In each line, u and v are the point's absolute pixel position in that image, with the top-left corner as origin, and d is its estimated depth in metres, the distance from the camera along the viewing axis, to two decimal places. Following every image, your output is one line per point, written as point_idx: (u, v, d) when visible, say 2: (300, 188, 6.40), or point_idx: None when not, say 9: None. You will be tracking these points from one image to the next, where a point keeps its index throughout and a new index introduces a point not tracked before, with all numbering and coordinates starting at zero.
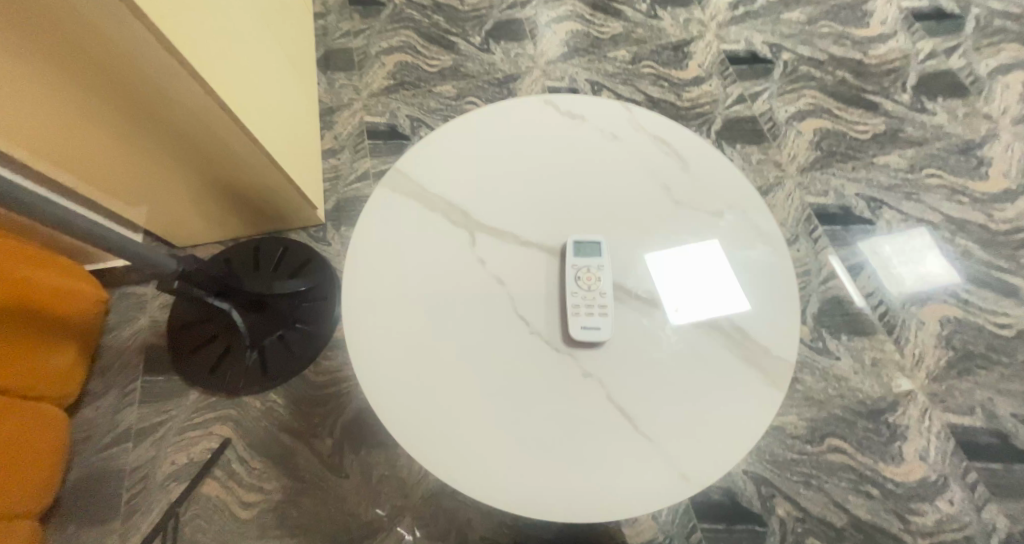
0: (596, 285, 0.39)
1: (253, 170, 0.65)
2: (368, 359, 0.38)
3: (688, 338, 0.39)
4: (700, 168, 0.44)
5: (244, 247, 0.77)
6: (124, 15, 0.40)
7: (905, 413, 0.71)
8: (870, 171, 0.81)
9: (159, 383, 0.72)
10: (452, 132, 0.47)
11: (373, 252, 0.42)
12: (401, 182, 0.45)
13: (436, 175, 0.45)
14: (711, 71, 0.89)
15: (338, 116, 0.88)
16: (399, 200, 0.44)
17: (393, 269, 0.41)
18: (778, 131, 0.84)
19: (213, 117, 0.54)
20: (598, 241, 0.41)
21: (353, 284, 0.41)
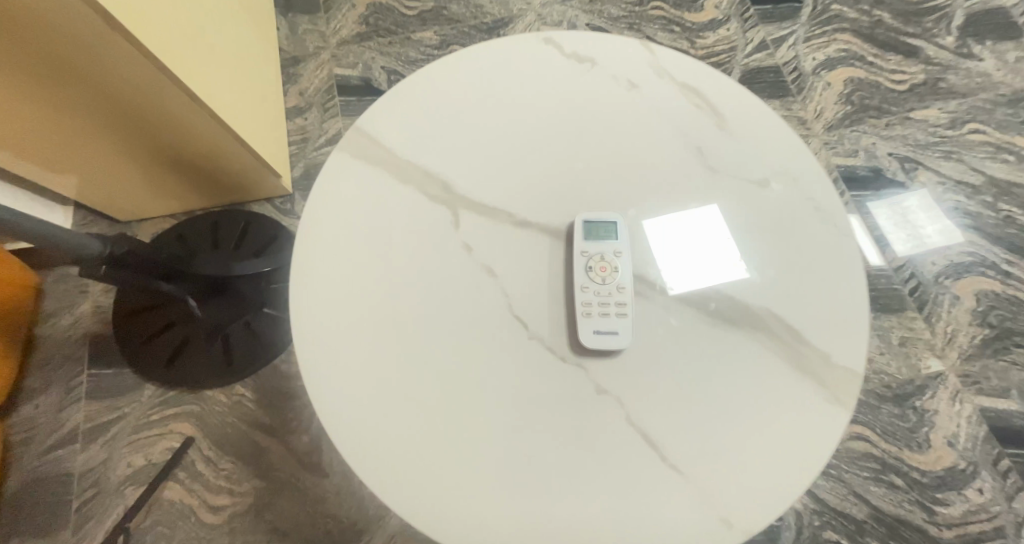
0: (612, 278, 0.31)
1: (202, 134, 0.55)
2: (324, 373, 0.30)
3: (728, 342, 0.31)
4: (740, 126, 0.36)
5: (201, 223, 0.68)
6: None
7: (934, 397, 0.64)
8: (906, 126, 0.72)
9: (109, 376, 0.64)
10: (429, 83, 0.38)
11: (329, 237, 0.33)
12: (365, 147, 0.35)
13: (410, 137, 0.36)
14: (729, 14, 0.78)
15: (304, 68, 0.77)
16: (362, 171, 0.35)
17: (356, 256, 0.33)
18: (804, 82, 0.74)
19: (145, 74, 0.44)
20: (614, 221, 0.33)
21: (303, 277, 0.32)
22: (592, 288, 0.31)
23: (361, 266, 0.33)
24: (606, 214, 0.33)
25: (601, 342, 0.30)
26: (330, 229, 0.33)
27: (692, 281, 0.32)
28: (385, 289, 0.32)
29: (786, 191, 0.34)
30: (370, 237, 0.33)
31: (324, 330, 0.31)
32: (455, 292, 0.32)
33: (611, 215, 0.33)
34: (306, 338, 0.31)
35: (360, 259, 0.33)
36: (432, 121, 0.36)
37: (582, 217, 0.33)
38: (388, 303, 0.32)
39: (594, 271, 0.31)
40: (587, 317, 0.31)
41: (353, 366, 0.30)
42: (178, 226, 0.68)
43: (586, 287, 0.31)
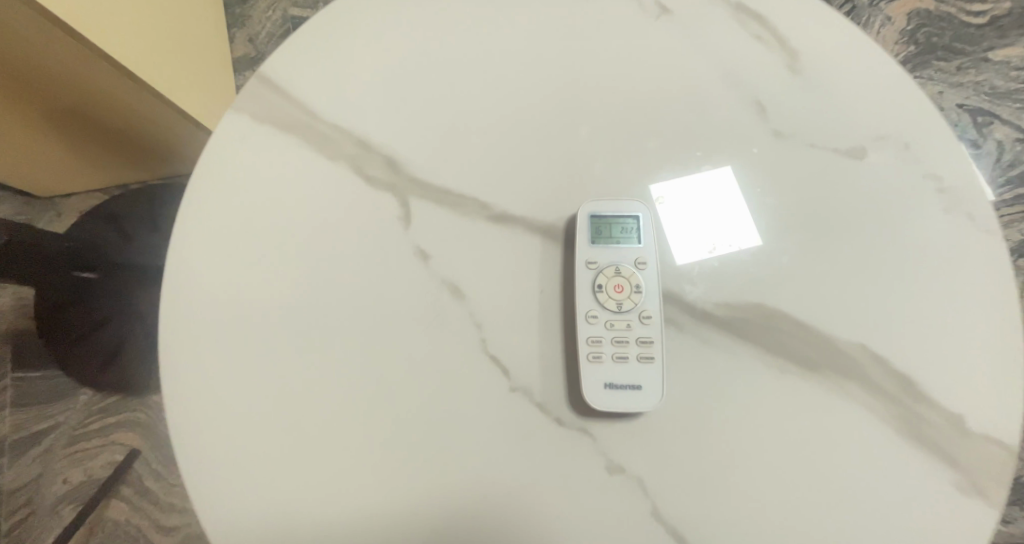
0: (632, 303, 0.21)
1: (122, 101, 0.43)
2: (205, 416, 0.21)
3: (801, 390, 0.21)
4: (822, 69, 0.24)
5: (136, 198, 0.57)
6: None
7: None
8: (981, 71, 0.59)
9: (37, 381, 0.55)
10: (369, 11, 0.26)
11: (219, 244, 0.23)
12: (273, 104, 0.24)
13: (339, 91, 0.25)
14: None
15: (253, 8, 0.64)
16: (268, 142, 0.24)
17: (260, 258, 0.23)
18: (858, 16, 0.61)
19: (17, 29, 0.32)
20: (635, 215, 0.23)
21: (181, 308, 0.22)
22: (602, 318, 0.21)
23: (266, 286, 0.22)
24: (623, 202, 0.23)
25: (616, 400, 0.20)
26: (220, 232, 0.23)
27: (751, 302, 0.22)
28: (302, 320, 0.22)
29: (892, 167, 0.23)
30: (280, 240, 0.23)
31: (212, 386, 0.21)
32: (403, 320, 0.22)
33: (631, 206, 0.23)
34: (185, 400, 0.21)
35: (266, 276, 0.23)
36: (372, 68, 0.25)
37: (589, 207, 0.23)
38: (306, 340, 0.22)
39: (604, 293, 0.21)
40: (594, 362, 0.21)
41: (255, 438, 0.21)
42: (109, 202, 0.57)
43: (594, 317, 0.21)
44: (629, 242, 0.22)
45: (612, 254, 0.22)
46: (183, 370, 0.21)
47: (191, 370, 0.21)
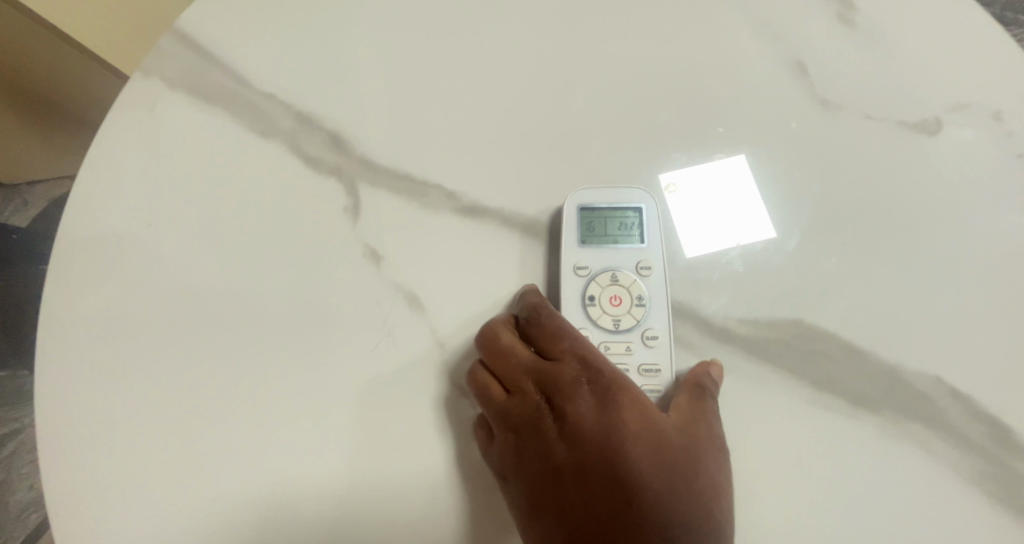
0: (632, 322, 0.17)
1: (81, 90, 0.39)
2: (100, 392, 0.17)
3: (859, 435, 0.16)
4: (882, 26, 0.19)
5: None
6: None
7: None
8: None
9: None
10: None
11: (82, 337, 0.17)
12: (195, 72, 0.20)
13: (277, 55, 0.20)
14: None
15: None
16: (186, 124, 0.19)
17: (179, 233, 0.18)
18: None
19: None
20: (636, 208, 0.18)
21: (86, 261, 0.18)
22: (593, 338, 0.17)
23: (177, 294, 0.18)
24: (622, 190, 0.18)
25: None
26: (88, 317, 0.17)
27: (792, 321, 0.17)
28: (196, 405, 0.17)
29: (971, 147, 0.18)
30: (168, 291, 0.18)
31: (107, 387, 0.17)
32: (324, 378, 0.17)
33: (632, 196, 0.18)
34: (71, 387, 0.17)
35: (157, 357, 0.17)
36: (319, 26, 0.21)
37: (577, 197, 0.18)
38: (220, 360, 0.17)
39: (597, 307, 0.17)
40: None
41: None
42: None
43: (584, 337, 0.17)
44: (630, 242, 0.18)
45: (608, 256, 0.17)
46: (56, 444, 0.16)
47: (78, 371, 0.17)
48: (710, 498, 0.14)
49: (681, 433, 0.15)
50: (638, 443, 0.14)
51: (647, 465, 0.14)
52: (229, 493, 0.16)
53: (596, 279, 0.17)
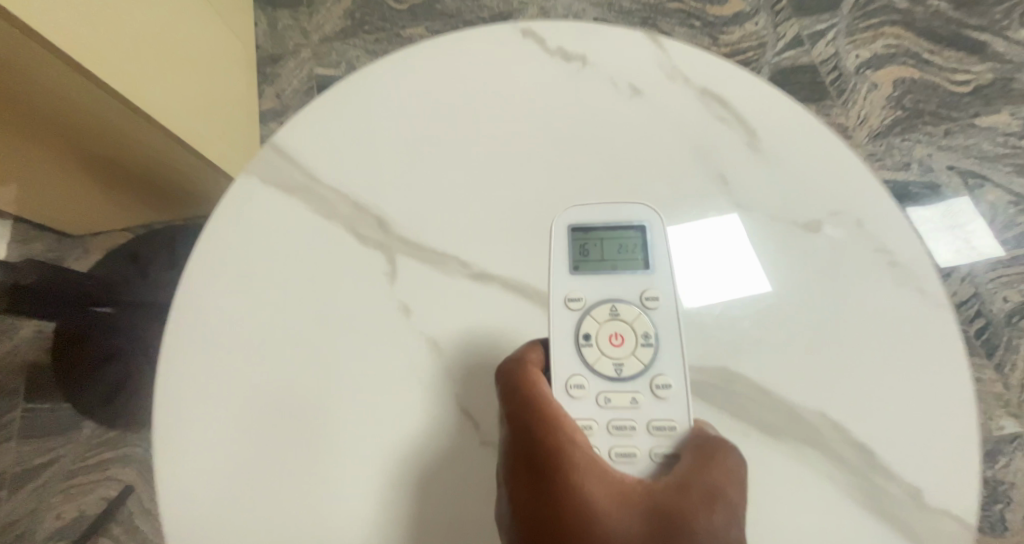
0: (641, 360, 0.21)
1: (158, 151, 0.47)
2: (203, 360, 0.24)
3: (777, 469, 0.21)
4: (782, 149, 0.26)
5: (155, 240, 0.59)
6: None
7: (1010, 466, 0.55)
8: (971, 136, 0.61)
9: (45, 414, 0.56)
10: (366, 84, 0.28)
11: (179, 372, 0.24)
12: (278, 167, 0.27)
13: (340, 157, 0.27)
14: (759, 5, 0.67)
15: (282, 67, 0.67)
16: (270, 207, 0.26)
17: (265, 277, 0.25)
18: (846, 84, 0.64)
19: (80, 93, 0.36)
20: (627, 241, 0.23)
21: (203, 275, 0.25)
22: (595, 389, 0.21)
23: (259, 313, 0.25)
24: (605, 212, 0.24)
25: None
26: (193, 326, 0.24)
27: (715, 367, 0.23)
28: (263, 410, 0.23)
29: (845, 241, 0.24)
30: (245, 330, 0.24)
31: (208, 358, 0.24)
32: (355, 392, 0.23)
33: (619, 219, 0.23)
34: (183, 354, 0.24)
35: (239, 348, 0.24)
36: (370, 136, 0.28)
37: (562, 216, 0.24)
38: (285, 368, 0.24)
39: (604, 342, 0.22)
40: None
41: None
42: (133, 243, 0.59)
43: (591, 381, 0.21)
44: (620, 259, 0.23)
45: (598, 281, 0.23)
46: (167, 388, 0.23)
47: (192, 344, 0.24)
48: None
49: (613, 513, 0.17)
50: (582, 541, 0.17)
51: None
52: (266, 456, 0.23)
53: (592, 310, 0.22)
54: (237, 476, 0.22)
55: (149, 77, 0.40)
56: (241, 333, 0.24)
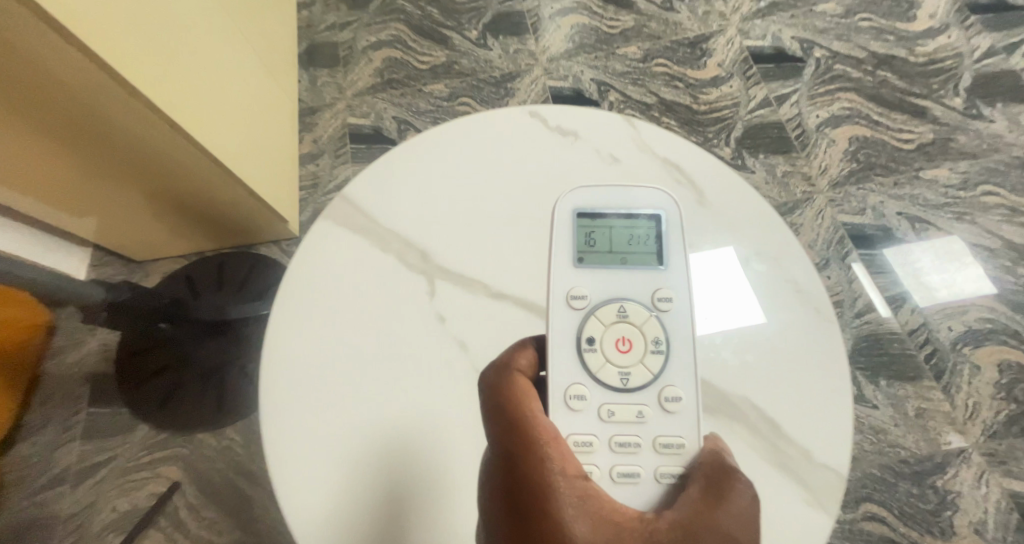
0: (646, 346, 0.27)
1: (215, 186, 0.57)
2: (311, 304, 0.33)
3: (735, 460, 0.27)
4: (723, 206, 0.35)
5: (207, 264, 0.68)
6: (43, 33, 0.32)
7: (957, 476, 0.62)
8: (916, 186, 0.71)
9: (107, 416, 0.64)
10: (410, 151, 0.37)
11: (283, 342, 0.32)
12: (347, 211, 0.36)
13: (392, 204, 0.36)
14: (733, 70, 0.78)
15: (320, 117, 0.77)
16: (342, 240, 0.35)
17: (353, 269, 0.34)
18: (808, 140, 0.74)
19: (161, 138, 0.46)
20: (634, 236, 0.29)
21: (319, 243, 0.35)
22: (598, 404, 0.27)
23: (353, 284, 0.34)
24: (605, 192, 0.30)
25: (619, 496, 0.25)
26: (309, 275, 0.34)
27: None
28: (344, 354, 0.32)
29: (768, 275, 0.33)
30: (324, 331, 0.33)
31: (314, 303, 0.33)
32: (406, 372, 0.32)
33: (632, 220, 0.29)
34: (299, 293, 0.34)
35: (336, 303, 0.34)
36: (414, 190, 0.37)
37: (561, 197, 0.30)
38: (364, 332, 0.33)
39: (616, 326, 0.28)
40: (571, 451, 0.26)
41: (346, 501, 0.29)
42: (189, 267, 0.68)
43: (605, 400, 0.27)
44: (629, 256, 0.29)
45: (609, 272, 0.29)
46: (283, 310, 0.33)
47: (305, 287, 0.34)
48: None
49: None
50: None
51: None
52: (338, 385, 0.32)
53: (602, 303, 0.28)
54: (314, 391, 0.31)
55: (219, 127, 0.51)
56: (340, 294, 0.34)
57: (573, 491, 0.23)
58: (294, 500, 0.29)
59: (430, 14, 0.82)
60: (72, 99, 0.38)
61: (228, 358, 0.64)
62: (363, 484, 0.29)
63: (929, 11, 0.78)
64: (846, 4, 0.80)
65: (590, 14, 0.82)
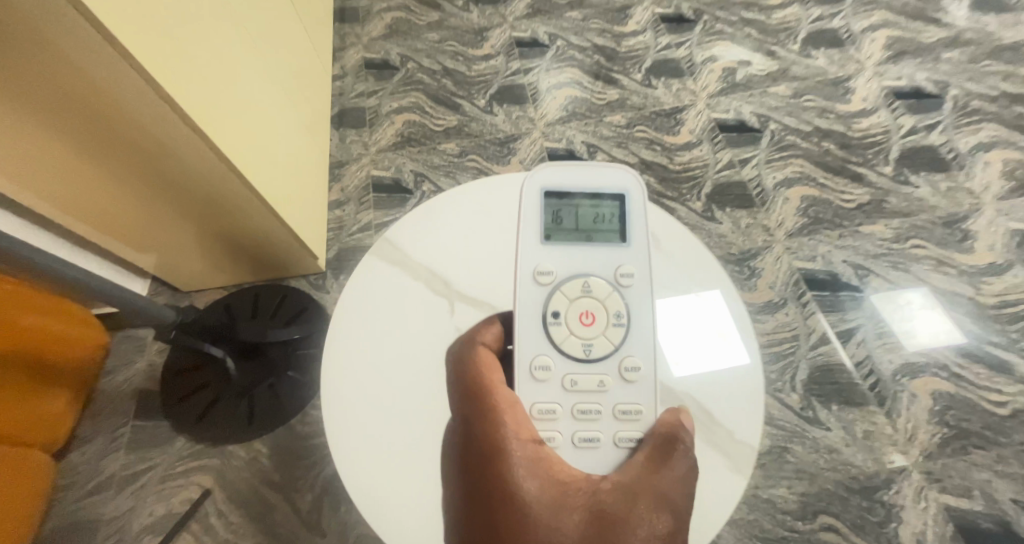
0: (605, 309, 0.39)
1: (255, 221, 0.66)
2: (366, 306, 0.48)
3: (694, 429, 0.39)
4: (670, 249, 0.48)
5: (245, 292, 0.76)
6: (138, 81, 0.42)
7: (900, 491, 0.70)
8: (857, 239, 0.84)
9: (150, 428, 0.72)
10: (437, 205, 0.53)
11: (343, 331, 0.47)
12: (390, 249, 0.51)
13: (423, 244, 0.51)
14: (702, 137, 0.93)
15: (347, 169, 0.89)
16: (388, 268, 0.50)
17: (396, 287, 0.49)
18: (767, 197, 0.88)
19: (214, 172, 0.56)
20: (599, 213, 0.41)
21: (375, 264, 0.50)
22: (562, 376, 0.38)
23: (396, 296, 0.49)
24: (573, 174, 0.41)
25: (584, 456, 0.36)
26: (366, 284, 0.49)
27: None
28: (384, 344, 0.47)
29: (711, 306, 0.45)
30: (355, 357, 0.46)
31: (368, 306, 0.48)
32: (424, 362, 0.46)
33: (596, 204, 0.41)
34: (359, 296, 0.49)
35: (383, 307, 0.48)
36: (439, 234, 0.51)
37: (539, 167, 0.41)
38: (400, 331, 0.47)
39: (582, 293, 0.39)
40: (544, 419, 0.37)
41: (395, 466, 0.42)
42: (230, 296, 0.76)
43: (562, 370, 0.38)
44: (595, 234, 0.41)
45: (575, 248, 0.40)
46: (347, 307, 0.48)
47: (363, 293, 0.49)
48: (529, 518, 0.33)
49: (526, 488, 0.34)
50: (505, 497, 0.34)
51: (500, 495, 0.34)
52: (377, 365, 0.46)
53: (571, 277, 0.39)
54: (361, 367, 0.46)
55: (260, 168, 0.61)
56: (385, 302, 0.49)
57: (526, 451, 0.36)
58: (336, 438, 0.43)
59: (445, 85, 0.96)
60: (149, 139, 0.50)
61: (260, 378, 0.71)
62: (383, 438, 0.43)
63: (861, 95, 0.95)
64: (794, 87, 0.96)
65: (582, 87, 0.96)
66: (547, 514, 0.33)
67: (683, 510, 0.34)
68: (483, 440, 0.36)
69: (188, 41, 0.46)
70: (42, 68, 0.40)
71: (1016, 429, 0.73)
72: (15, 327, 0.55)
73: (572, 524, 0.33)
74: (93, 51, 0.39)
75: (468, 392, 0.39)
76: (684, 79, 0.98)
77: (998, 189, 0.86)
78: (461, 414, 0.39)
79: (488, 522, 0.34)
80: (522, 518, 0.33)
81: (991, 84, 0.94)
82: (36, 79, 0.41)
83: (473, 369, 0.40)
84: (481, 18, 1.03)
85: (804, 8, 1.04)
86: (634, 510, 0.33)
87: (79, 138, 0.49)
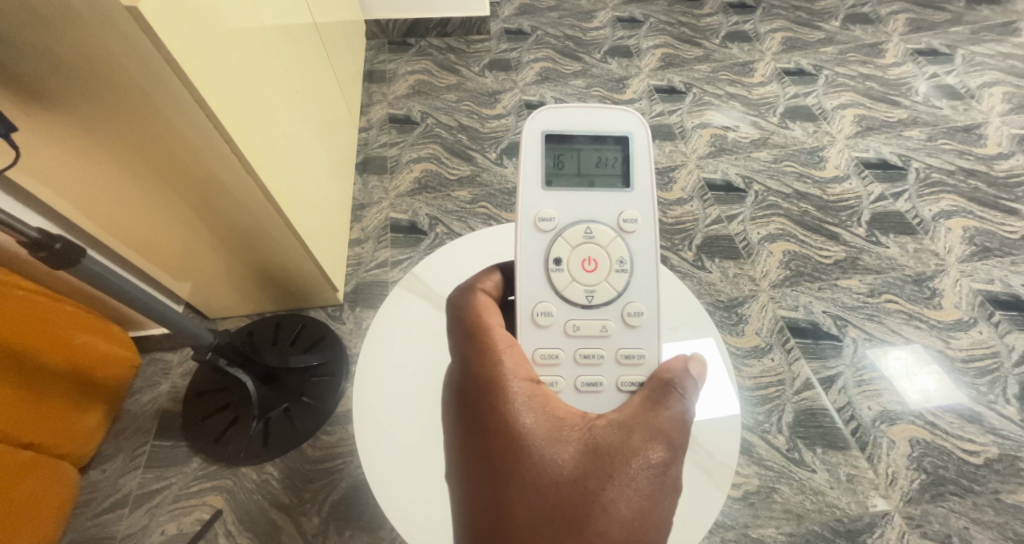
0: (609, 251, 0.46)
1: (287, 253, 0.72)
2: (390, 328, 0.60)
3: (705, 376, 0.42)
4: None
5: (267, 319, 0.82)
6: (204, 123, 0.50)
7: (882, 535, 0.73)
8: (835, 291, 0.92)
9: (167, 447, 0.75)
10: (459, 248, 0.65)
11: (372, 348, 0.59)
12: (415, 283, 0.62)
13: (443, 278, 0.63)
14: (692, 195, 1.02)
15: (367, 212, 0.96)
16: (415, 299, 0.61)
17: (418, 313, 0.61)
18: (752, 250, 0.96)
19: (256, 204, 0.62)
20: (601, 155, 0.47)
21: (401, 295, 0.62)
22: (567, 324, 0.46)
23: (416, 321, 0.60)
24: (572, 121, 0.47)
25: (590, 400, 0.45)
26: (392, 310, 0.61)
27: None
28: (404, 357, 0.58)
29: None
30: (377, 366, 0.58)
31: (392, 328, 0.60)
32: (435, 373, 0.57)
33: (598, 152, 0.47)
34: (384, 320, 0.60)
35: (406, 328, 0.60)
36: (460, 270, 0.63)
37: (541, 111, 0.46)
38: (418, 348, 0.59)
39: (591, 237, 0.46)
40: (548, 364, 0.45)
41: (391, 457, 0.53)
42: (255, 323, 0.81)
43: (570, 320, 0.46)
44: (596, 179, 0.47)
45: (576, 192, 0.47)
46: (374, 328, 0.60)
47: (389, 318, 0.60)
48: (531, 444, 0.39)
49: (525, 423, 0.40)
50: (507, 428, 0.40)
51: (502, 427, 0.40)
52: (395, 374, 0.57)
53: (573, 227, 0.46)
54: (382, 373, 0.57)
55: (286, 186, 0.65)
56: (405, 325, 0.60)
57: (524, 388, 0.42)
58: (361, 429, 0.54)
59: (460, 139, 1.05)
60: (198, 168, 0.56)
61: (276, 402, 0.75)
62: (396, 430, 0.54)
63: (834, 164, 1.05)
64: (775, 154, 1.07)
65: None
66: (544, 442, 0.39)
67: (677, 443, 0.40)
68: (483, 377, 0.42)
69: (241, 77, 0.54)
70: (118, 102, 0.48)
71: (992, 478, 0.76)
72: (57, 342, 0.62)
73: (567, 449, 0.39)
74: (162, 87, 0.46)
75: (465, 336, 0.44)
76: (675, 142, 1.09)
77: (959, 252, 0.94)
78: (461, 355, 0.44)
79: (490, 448, 0.40)
80: (520, 443, 0.39)
81: (948, 159, 1.05)
82: (106, 109, 0.48)
83: (471, 315, 0.45)
84: (494, 83, 1.14)
85: (781, 86, 1.17)
86: (628, 439, 0.39)
87: (131, 164, 0.55)
